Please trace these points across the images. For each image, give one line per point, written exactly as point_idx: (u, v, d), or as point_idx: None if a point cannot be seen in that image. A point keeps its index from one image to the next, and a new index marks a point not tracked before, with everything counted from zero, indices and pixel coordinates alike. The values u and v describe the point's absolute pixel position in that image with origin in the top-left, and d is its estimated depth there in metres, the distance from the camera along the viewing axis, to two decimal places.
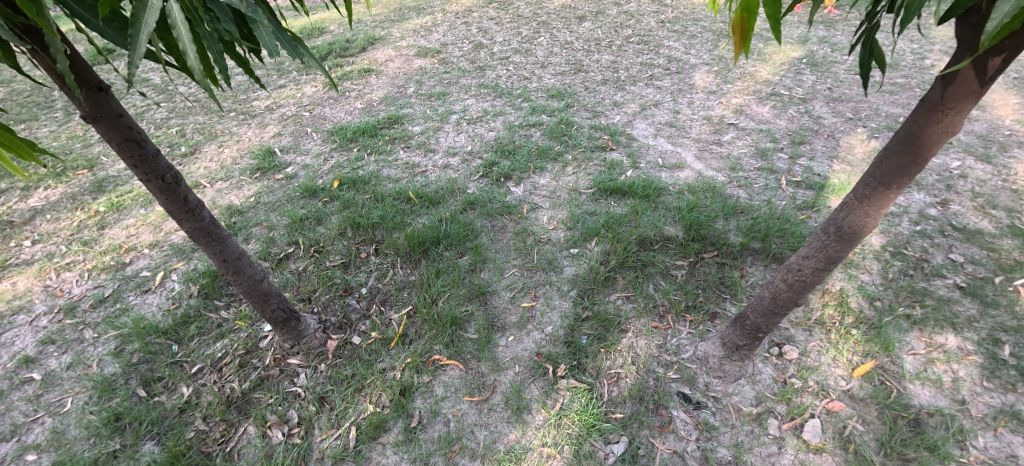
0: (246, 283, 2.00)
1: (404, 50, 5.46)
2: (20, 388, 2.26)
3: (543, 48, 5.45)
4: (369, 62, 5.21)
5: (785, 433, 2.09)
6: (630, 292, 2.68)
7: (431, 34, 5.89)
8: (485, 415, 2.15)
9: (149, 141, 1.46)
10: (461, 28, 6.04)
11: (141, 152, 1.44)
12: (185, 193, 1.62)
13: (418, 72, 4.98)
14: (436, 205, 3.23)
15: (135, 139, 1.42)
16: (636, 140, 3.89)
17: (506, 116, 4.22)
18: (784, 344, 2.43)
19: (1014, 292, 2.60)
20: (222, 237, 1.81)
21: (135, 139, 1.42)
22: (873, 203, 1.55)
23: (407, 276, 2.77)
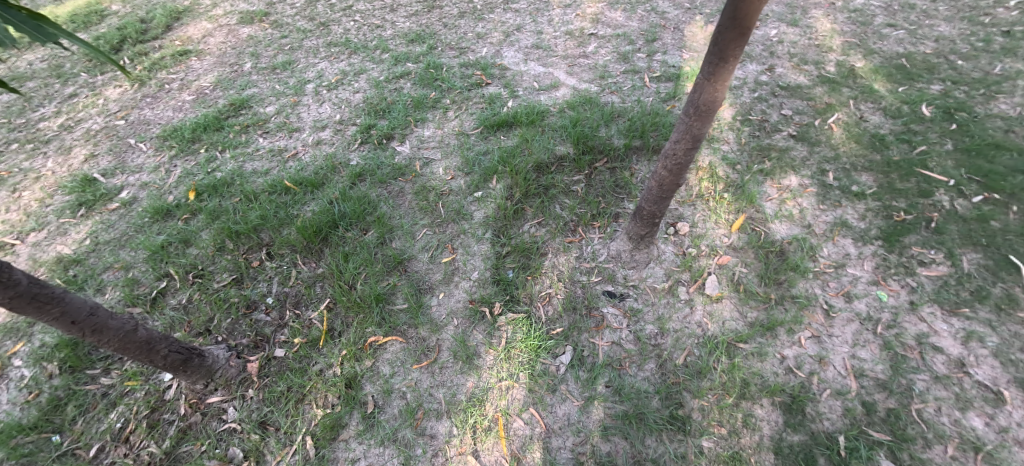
0: (112, 337, 1.68)
1: (222, 19, 4.65)
2: None
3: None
4: (183, 42, 4.37)
5: (693, 294, 2.39)
6: (540, 218, 2.76)
7: None
8: (438, 375, 2.15)
9: None
10: None
11: None
12: None
13: (250, 43, 4.31)
14: (320, 188, 2.96)
15: None
16: (508, 69, 3.84)
17: (368, 72, 3.89)
18: (677, 222, 2.70)
19: (828, 129, 3.15)
20: (58, 295, 1.46)
21: None
22: (719, 78, 1.70)
23: (313, 270, 2.56)
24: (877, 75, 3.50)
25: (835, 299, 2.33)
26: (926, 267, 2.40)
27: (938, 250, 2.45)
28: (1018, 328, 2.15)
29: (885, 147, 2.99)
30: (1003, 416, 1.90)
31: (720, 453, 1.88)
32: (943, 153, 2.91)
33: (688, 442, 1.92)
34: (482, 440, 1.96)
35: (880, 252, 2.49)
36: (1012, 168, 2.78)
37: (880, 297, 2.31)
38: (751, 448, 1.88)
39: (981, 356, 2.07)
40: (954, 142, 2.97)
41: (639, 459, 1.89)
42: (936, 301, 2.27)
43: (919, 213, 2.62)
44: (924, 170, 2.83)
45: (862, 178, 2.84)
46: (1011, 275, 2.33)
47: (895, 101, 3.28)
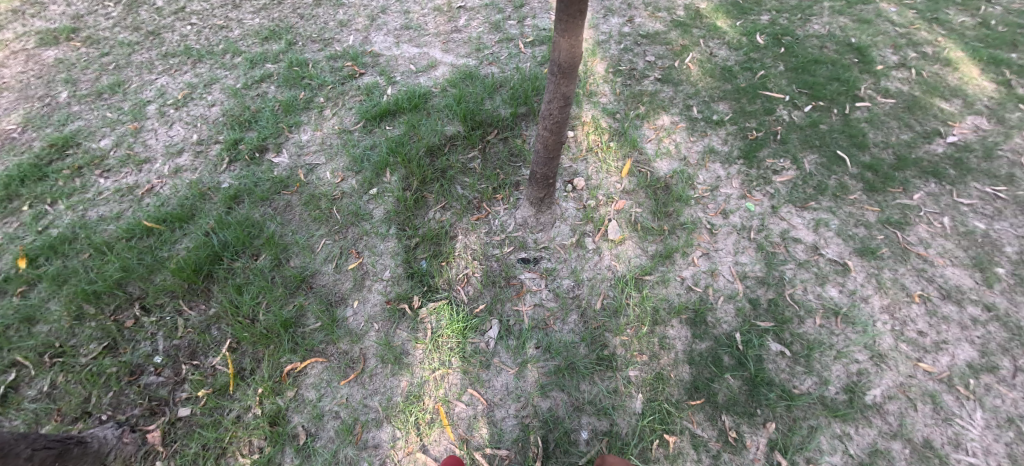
0: None
1: (13, 44, 3.81)
2: None
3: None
4: None
5: (599, 242, 2.54)
6: (443, 202, 2.72)
7: (47, 7, 4.17)
8: (369, 384, 2.08)
9: None
10: None
11: None
12: None
13: (61, 68, 3.60)
14: (191, 220, 2.62)
15: None
16: (381, 56, 3.65)
17: (221, 81, 3.46)
18: (573, 179, 2.82)
19: (686, 68, 3.44)
20: None
21: None
22: (571, 34, 1.76)
23: (204, 313, 2.29)
24: (718, 14, 3.88)
25: (715, 218, 2.61)
26: (780, 174, 2.77)
27: (787, 158, 2.85)
28: (851, 209, 2.60)
29: (734, 77, 3.35)
30: (850, 282, 2.31)
31: (646, 378, 2.06)
32: (778, 75, 3.34)
33: (617, 376, 2.07)
34: (427, 434, 1.94)
35: (743, 169, 2.83)
36: (830, 78, 3.29)
37: (748, 208, 2.64)
38: (670, 365, 2.09)
39: (829, 239, 2.47)
40: (786, 64, 3.42)
41: (578, 404, 2.01)
42: (790, 201, 2.65)
43: (767, 129, 3.01)
44: (766, 91, 3.23)
45: (719, 108, 3.17)
46: (840, 167, 2.78)
47: (736, 34, 3.67)
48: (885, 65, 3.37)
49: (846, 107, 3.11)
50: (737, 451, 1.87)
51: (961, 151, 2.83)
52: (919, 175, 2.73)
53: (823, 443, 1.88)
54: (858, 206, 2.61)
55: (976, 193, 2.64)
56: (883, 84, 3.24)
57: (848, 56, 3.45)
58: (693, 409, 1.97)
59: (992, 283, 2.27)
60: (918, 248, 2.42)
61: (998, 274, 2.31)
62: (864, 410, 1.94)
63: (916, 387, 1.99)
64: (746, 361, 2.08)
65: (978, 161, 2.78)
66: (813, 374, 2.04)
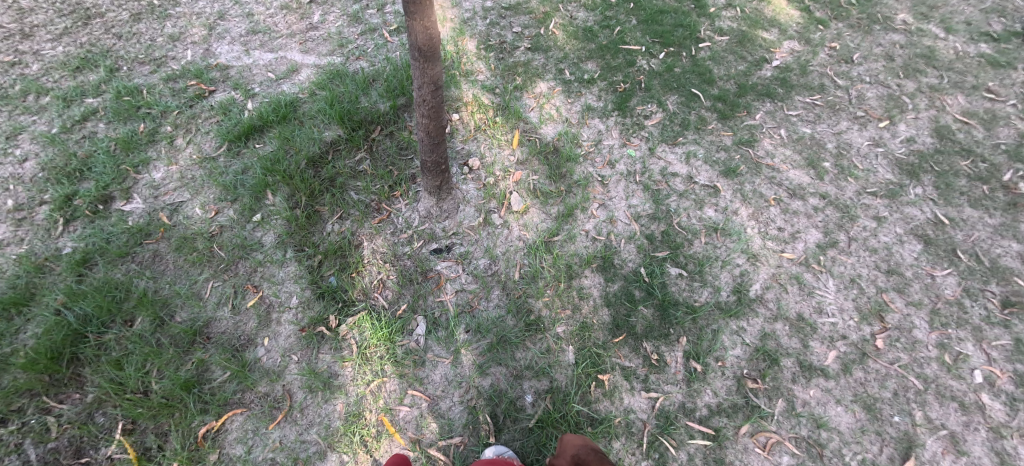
0: None
1: None
2: None
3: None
4: None
5: (506, 216, 2.59)
6: (338, 212, 2.57)
7: None
8: (302, 418, 1.95)
9: None
10: None
11: None
12: None
13: None
14: (32, 301, 2.19)
15: None
16: (230, 68, 3.28)
17: (28, 129, 2.87)
18: (467, 161, 2.82)
19: (551, 34, 3.57)
20: None
21: None
22: (422, 14, 1.73)
23: (81, 401, 1.96)
24: None
25: (604, 170, 2.79)
26: (650, 118, 3.02)
27: (653, 103, 3.11)
28: (711, 137, 2.92)
29: (595, 36, 3.54)
30: (722, 201, 2.62)
31: (573, 330, 2.18)
32: (632, 28, 3.60)
33: (547, 336, 2.17)
34: (377, 448, 1.89)
35: (618, 120, 3.04)
36: (675, 25, 3.61)
37: (630, 154, 2.85)
38: (591, 313, 2.23)
39: (699, 167, 2.77)
40: (637, 17, 3.68)
41: (517, 373, 2.07)
42: (662, 141, 2.91)
43: (632, 80, 3.24)
44: (625, 45, 3.47)
45: (588, 67, 3.34)
46: (696, 103, 3.11)
47: None
48: (717, 6, 3.78)
49: (693, 49, 3.45)
50: (661, 370, 2.08)
51: (785, 71, 3.31)
52: (757, 98, 3.15)
53: (726, 341, 2.15)
54: (716, 134, 2.94)
55: (800, 104, 3.12)
56: (717, 24, 3.64)
57: (687, 3, 3.81)
58: (618, 345, 2.14)
59: (823, 175, 2.73)
60: (767, 159, 2.81)
61: (826, 167, 2.77)
62: (751, 304, 2.25)
63: (785, 274, 2.34)
64: (654, 290, 2.29)
65: (798, 77, 3.27)
66: (708, 286, 2.31)
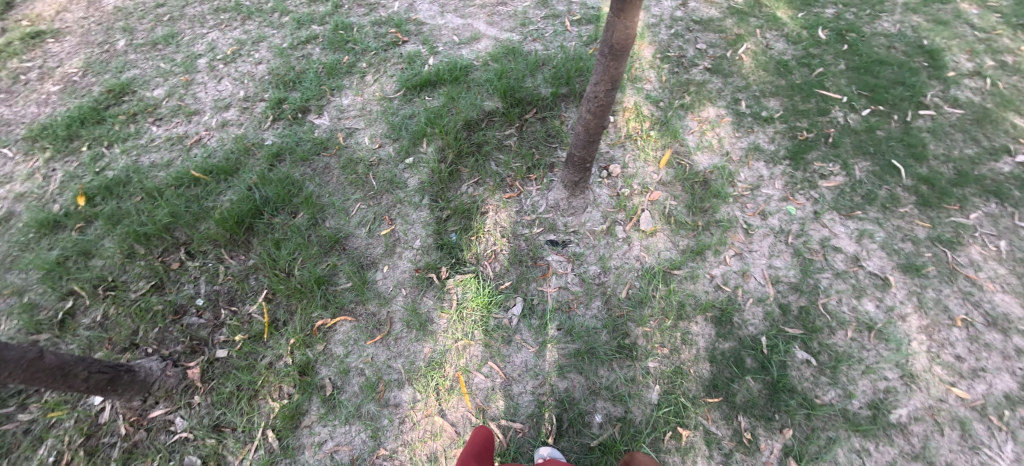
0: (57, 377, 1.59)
1: None
2: None
3: None
4: (33, 22, 3.77)
5: (630, 232, 2.51)
6: (476, 177, 2.73)
7: None
8: (394, 346, 2.15)
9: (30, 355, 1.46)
10: None
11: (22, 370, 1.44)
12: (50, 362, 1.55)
13: (120, 16, 3.80)
14: (234, 174, 2.75)
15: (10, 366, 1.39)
16: (425, 24, 3.62)
17: (267, 40, 3.54)
18: (609, 165, 2.77)
19: (738, 59, 3.30)
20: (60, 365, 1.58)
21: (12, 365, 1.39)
22: (628, 13, 1.69)
23: (243, 263, 2.41)
24: (780, 3, 3.66)
25: (753, 218, 2.54)
26: (826, 179, 2.66)
27: (836, 163, 2.72)
28: (899, 222, 2.48)
29: (789, 72, 3.19)
30: (889, 298, 2.23)
31: (664, 370, 2.06)
32: (838, 74, 3.16)
33: (636, 365, 2.08)
34: (446, 399, 2.01)
35: (788, 170, 2.72)
36: (894, 82, 3.09)
37: (789, 211, 2.55)
38: (690, 361, 2.08)
39: (871, 250, 2.38)
40: (847, 62, 3.23)
41: (594, 389, 2.03)
42: (834, 208, 2.55)
43: (819, 131, 2.87)
44: (822, 91, 3.07)
45: (770, 104, 3.03)
46: (892, 178, 2.65)
47: (796, 27, 3.47)
48: (957, 71, 3.14)
49: (908, 114, 2.93)
50: (750, 452, 1.88)
51: None
52: (979, 193, 2.58)
53: (840, 456, 1.86)
54: (908, 220, 2.49)
55: None
56: (952, 92, 3.03)
57: (917, 60, 3.23)
58: (709, 406, 1.98)
59: None
60: (968, 269, 2.30)
61: None
62: (887, 428, 1.90)
63: (945, 411, 1.93)
64: (769, 365, 2.06)
65: None
66: (838, 386, 2.01)
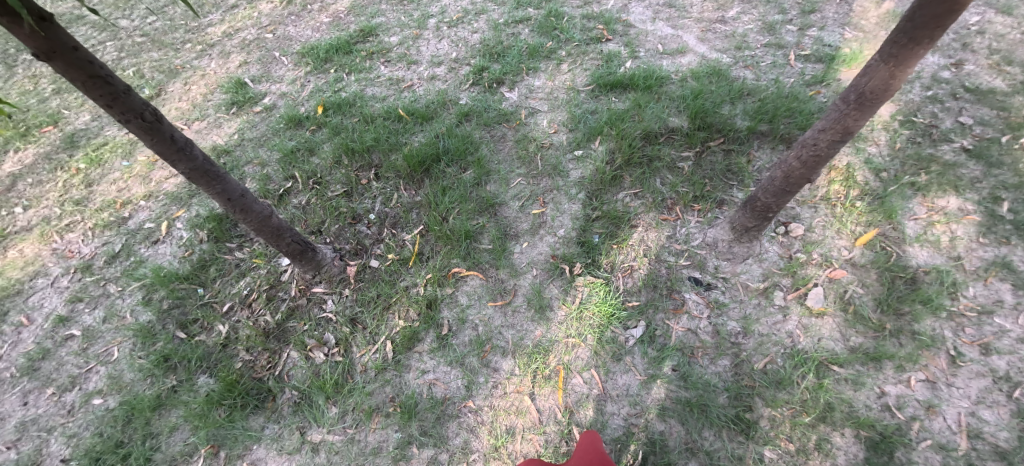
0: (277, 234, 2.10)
1: None
2: (66, 344, 2.33)
3: None
4: None
5: (791, 302, 2.20)
6: (637, 189, 2.64)
7: None
8: (510, 317, 2.23)
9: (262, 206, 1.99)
10: None
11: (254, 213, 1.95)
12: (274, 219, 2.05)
13: None
14: (429, 121, 3.12)
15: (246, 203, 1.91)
16: (633, 27, 3.56)
17: (487, 14, 3.91)
18: (789, 223, 2.45)
19: (1016, 149, 2.58)
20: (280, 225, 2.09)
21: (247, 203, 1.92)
22: (901, 62, 1.42)
23: (412, 197, 2.73)
24: None
25: (967, 347, 2.02)
26: None
27: None
28: None
29: None
30: None
31: None
32: None
33: (748, 445, 1.85)
34: (541, 386, 2.03)
35: None
36: None
37: None
38: None
39: None
40: None
41: (692, 447, 1.87)
42: None
43: None
44: None
45: None
46: None
47: None
48: None
49: None
50: None
51: None
52: None
53: None
54: None
55: None
56: None
57: None
58: None
59: None
60: None
61: None
62: None
63: None
64: None
65: None
66: None
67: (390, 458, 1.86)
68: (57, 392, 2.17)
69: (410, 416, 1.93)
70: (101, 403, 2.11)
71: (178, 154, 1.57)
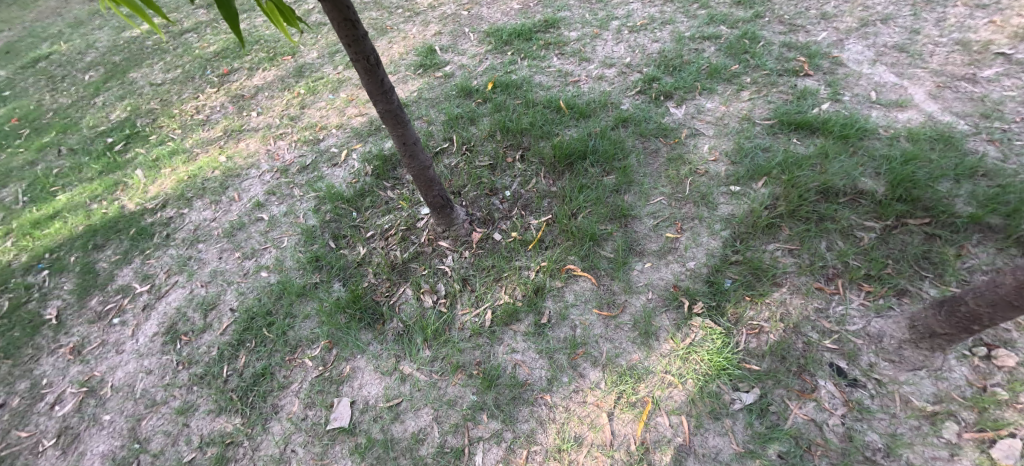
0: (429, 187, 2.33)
1: None
2: (255, 224, 2.86)
3: None
4: None
5: (965, 442, 1.63)
6: (794, 245, 2.27)
7: None
8: (612, 331, 2.14)
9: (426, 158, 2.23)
10: None
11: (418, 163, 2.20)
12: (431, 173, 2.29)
13: None
14: (586, 119, 3.13)
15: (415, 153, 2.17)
16: (843, 66, 3.12)
17: (674, 25, 3.77)
18: (997, 347, 1.80)
19: None
20: (434, 180, 2.31)
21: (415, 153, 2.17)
22: None
23: (549, 186, 2.78)
24: None
25: None
26: None
27: None
28: None
29: None
30: None
31: None
32: None
33: None
34: (622, 409, 1.90)
35: None
36: None
37: None
38: None
39: None
40: None
41: None
42: None
43: None
44: None
45: None
46: None
47: None
48: None
49: None
50: None
51: None
52: None
53: None
54: None
55: None
56: None
57: None
58: None
59: None
60: None
61: None
62: None
63: None
64: None
65: None
66: None
67: (460, 415, 1.93)
68: (242, 256, 2.69)
69: (489, 385, 1.99)
70: (265, 276, 2.55)
71: (381, 96, 1.89)
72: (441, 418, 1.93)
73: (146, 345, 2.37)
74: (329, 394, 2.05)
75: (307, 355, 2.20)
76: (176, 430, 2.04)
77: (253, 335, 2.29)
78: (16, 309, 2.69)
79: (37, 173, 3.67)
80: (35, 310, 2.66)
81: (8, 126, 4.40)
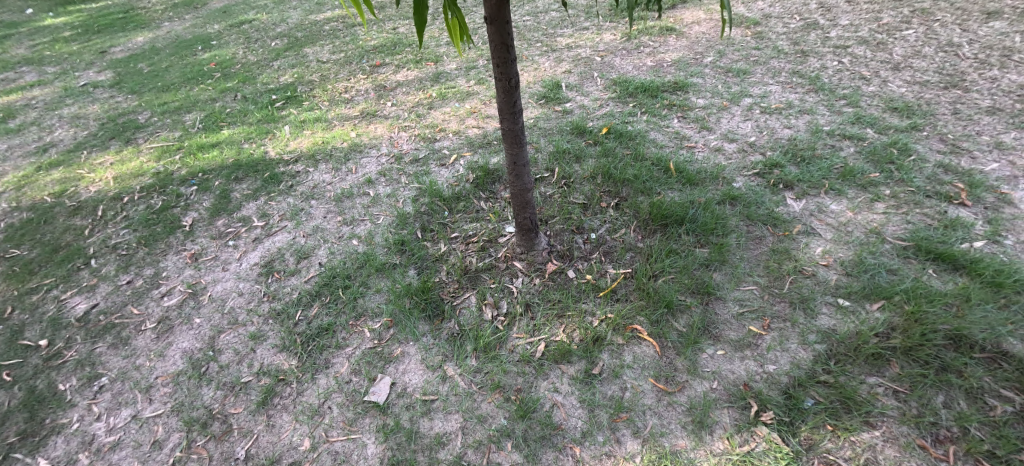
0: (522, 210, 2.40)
1: (711, 16, 5.29)
2: (360, 197, 3.13)
3: (900, 47, 4.30)
4: (675, 22, 5.27)
5: None
6: (901, 386, 1.95)
7: (752, 7, 5.48)
8: (663, 407, 1.98)
9: (528, 182, 2.32)
10: (794, 4, 5.41)
11: (520, 184, 2.29)
12: (529, 197, 2.36)
13: (723, 43, 4.74)
14: (692, 186, 3.05)
15: (520, 174, 2.26)
16: (1012, 205, 2.70)
17: (813, 117, 3.58)
18: None
19: None
20: (529, 204, 2.38)
21: (520, 174, 2.27)
22: None
23: (636, 240, 2.73)
24: None
25: None
26: None
27: None
28: None
29: None
30: None
31: None
32: None
33: None
34: None
35: None
36: None
37: None
38: None
39: None
40: None
41: None
42: None
43: None
44: None
45: None
46: None
47: None
48: None
49: None
50: None
51: None
52: None
53: None
54: None
55: None
56: None
57: None
58: None
59: None
60: None
61: None
62: None
63: None
64: None
65: None
66: None
67: (486, 434, 1.90)
68: (342, 221, 2.95)
69: (522, 416, 1.95)
70: (354, 245, 2.77)
71: (509, 116, 2.01)
72: (467, 430, 1.91)
73: (245, 270, 2.68)
74: (375, 368, 2.15)
75: (367, 326, 2.33)
76: (243, 352, 2.25)
77: (329, 292, 2.49)
78: (164, 210, 3.19)
79: (214, 109, 4.38)
80: (176, 215, 3.13)
81: (207, 67, 5.33)
